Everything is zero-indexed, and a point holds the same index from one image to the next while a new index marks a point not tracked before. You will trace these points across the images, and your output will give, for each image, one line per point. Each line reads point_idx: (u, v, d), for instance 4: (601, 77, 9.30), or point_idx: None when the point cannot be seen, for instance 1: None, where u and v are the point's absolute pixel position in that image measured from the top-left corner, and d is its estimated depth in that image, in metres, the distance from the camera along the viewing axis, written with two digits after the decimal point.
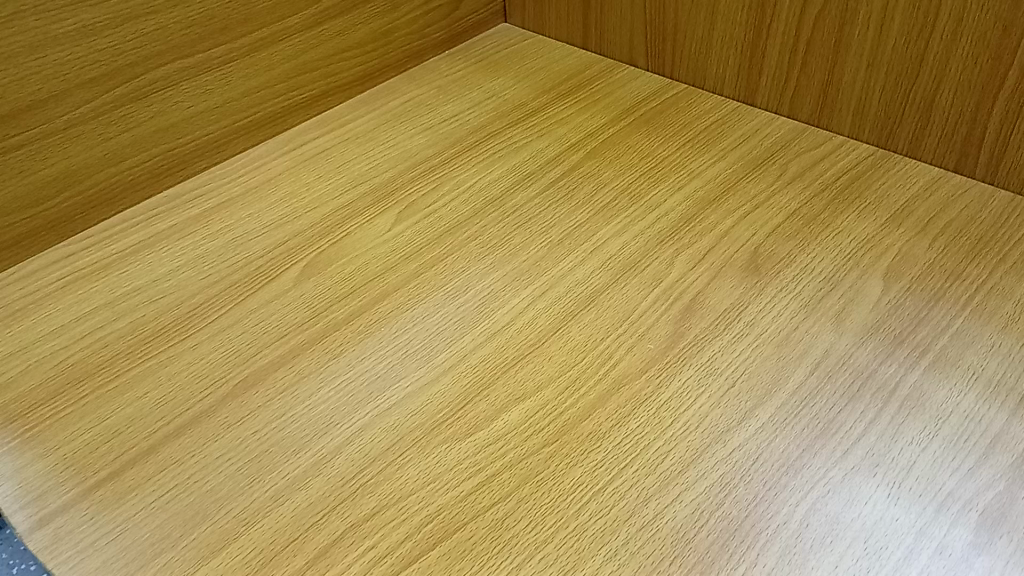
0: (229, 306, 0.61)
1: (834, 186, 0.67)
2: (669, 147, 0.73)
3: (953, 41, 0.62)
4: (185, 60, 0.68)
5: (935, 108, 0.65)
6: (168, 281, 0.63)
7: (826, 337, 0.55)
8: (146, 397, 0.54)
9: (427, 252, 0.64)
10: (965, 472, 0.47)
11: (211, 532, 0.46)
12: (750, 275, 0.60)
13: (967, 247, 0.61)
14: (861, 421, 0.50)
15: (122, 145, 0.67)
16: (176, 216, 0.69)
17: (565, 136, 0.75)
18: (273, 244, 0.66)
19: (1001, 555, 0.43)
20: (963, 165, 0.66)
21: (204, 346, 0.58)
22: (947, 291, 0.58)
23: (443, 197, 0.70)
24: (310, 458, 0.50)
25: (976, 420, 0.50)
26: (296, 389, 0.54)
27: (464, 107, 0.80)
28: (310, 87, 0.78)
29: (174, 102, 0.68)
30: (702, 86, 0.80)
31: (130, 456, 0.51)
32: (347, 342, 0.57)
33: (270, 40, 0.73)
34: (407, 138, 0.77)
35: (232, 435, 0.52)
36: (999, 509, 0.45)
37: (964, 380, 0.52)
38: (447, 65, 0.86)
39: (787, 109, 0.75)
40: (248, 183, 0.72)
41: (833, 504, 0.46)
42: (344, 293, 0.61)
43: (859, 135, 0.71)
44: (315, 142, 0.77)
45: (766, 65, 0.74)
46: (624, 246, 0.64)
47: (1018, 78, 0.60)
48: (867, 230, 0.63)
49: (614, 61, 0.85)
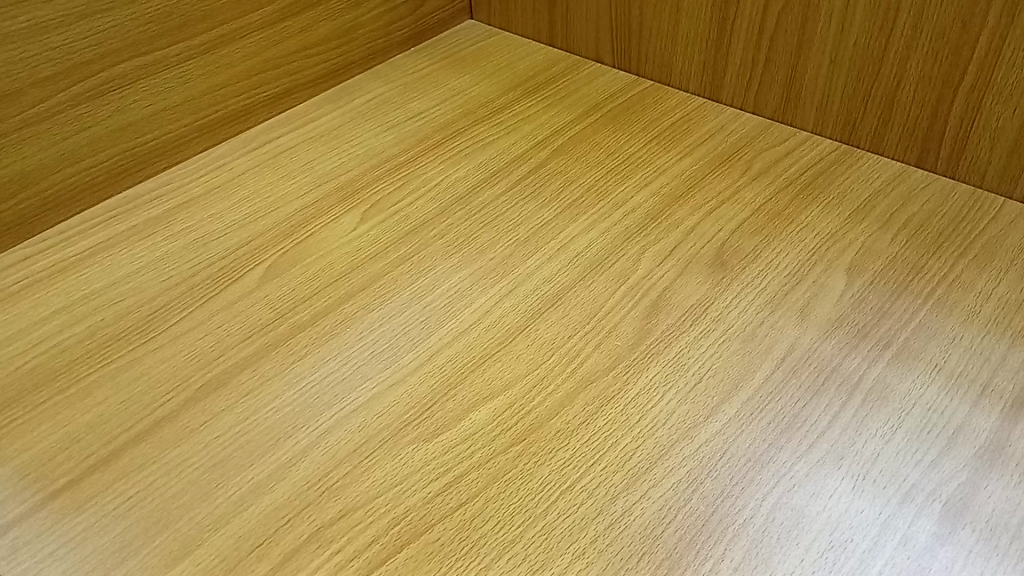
0: (192, 308, 0.59)
1: (798, 182, 0.68)
2: (635, 144, 0.73)
3: (914, 37, 0.62)
4: (143, 58, 0.66)
5: (897, 103, 0.66)
6: (128, 284, 0.62)
7: (791, 332, 0.55)
8: (106, 402, 0.53)
9: (393, 251, 0.64)
10: (928, 463, 0.47)
11: (173, 539, 0.46)
12: (717, 271, 0.60)
13: (929, 241, 0.62)
14: (826, 414, 0.50)
15: (79, 145, 0.65)
16: (136, 218, 0.68)
17: (532, 133, 0.75)
18: (236, 245, 0.65)
19: (964, 545, 0.44)
20: (924, 159, 0.67)
21: (165, 350, 0.56)
22: (909, 285, 0.58)
23: (410, 197, 0.69)
24: (276, 462, 0.49)
25: (938, 412, 0.50)
26: (259, 392, 0.53)
27: (431, 104, 0.80)
28: (273, 85, 0.77)
29: (132, 101, 0.67)
30: (668, 83, 0.80)
31: (89, 463, 0.50)
32: (312, 343, 0.57)
33: (231, 37, 0.72)
34: (373, 136, 0.76)
35: (194, 440, 0.51)
36: (962, 499, 0.46)
37: (926, 372, 0.52)
38: (413, 62, 0.86)
39: (752, 105, 0.75)
40: (211, 183, 0.71)
41: (799, 496, 0.46)
42: (309, 294, 0.60)
43: (822, 130, 0.72)
44: (279, 140, 0.76)
45: (731, 62, 0.74)
46: (591, 243, 0.64)
47: (978, 73, 0.61)
48: (831, 225, 0.63)
49: (581, 57, 0.85)
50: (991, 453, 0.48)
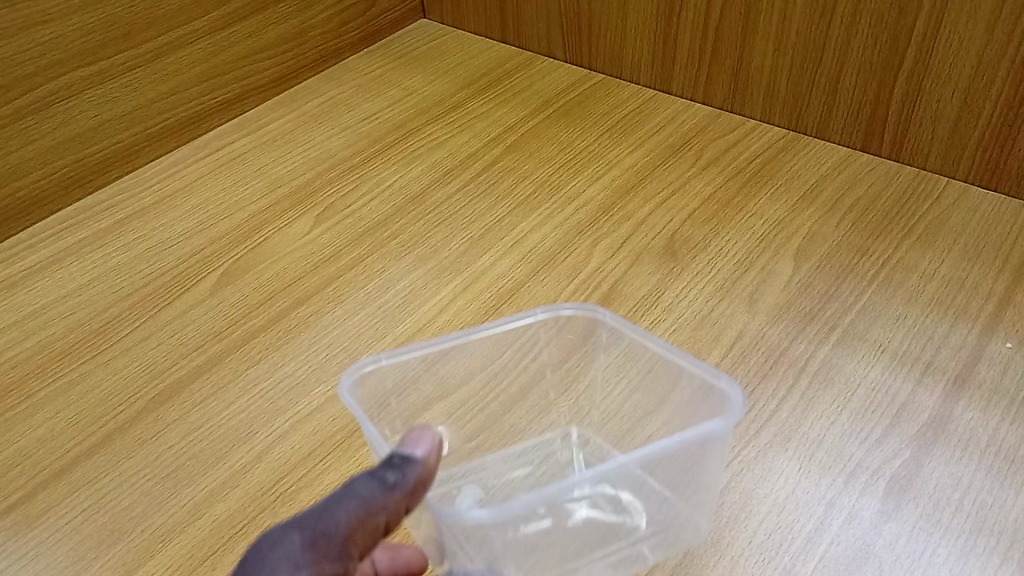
0: (144, 319, 0.59)
1: (747, 170, 0.69)
2: (587, 138, 0.74)
3: (853, 23, 0.63)
4: (87, 69, 0.66)
5: (841, 89, 0.67)
6: (78, 296, 0.61)
7: (740, 319, 0.56)
8: (57, 417, 0.53)
9: (348, 253, 0.64)
10: (873, 442, 0.48)
11: (128, 551, 0.45)
12: (667, 261, 0.61)
13: (874, 224, 0.63)
14: (773, 399, 0.51)
15: (26, 158, 0.64)
16: (87, 230, 0.67)
17: (484, 131, 0.76)
18: (189, 253, 0.65)
19: (907, 521, 0.45)
20: (870, 144, 0.68)
21: (118, 361, 0.56)
22: (854, 269, 0.59)
23: (363, 198, 0.69)
24: (229, 470, 0.49)
25: (883, 391, 0.51)
26: (213, 400, 0.53)
27: (384, 105, 0.80)
28: (223, 90, 0.77)
29: (78, 112, 0.66)
30: (619, 76, 0.80)
31: (41, 478, 0.49)
32: (266, 349, 0.56)
33: (178, 44, 0.71)
34: (326, 138, 0.76)
35: (147, 451, 0.50)
36: (906, 475, 0.47)
37: (871, 354, 0.53)
38: (366, 63, 0.86)
39: (701, 95, 0.76)
40: (163, 192, 0.71)
41: (747, 481, 0.47)
42: (262, 299, 0.60)
43: (770, 118, 0.73)
44: (231, 147, 0.75)
45: (679, 53, 0.75)
46: (544, 238, 0.64)
47: (916, 57, 0.62)
48: (778, 212, 0.64)
49: (533, 53, 0.85)
50: (934, 430, 0.49)
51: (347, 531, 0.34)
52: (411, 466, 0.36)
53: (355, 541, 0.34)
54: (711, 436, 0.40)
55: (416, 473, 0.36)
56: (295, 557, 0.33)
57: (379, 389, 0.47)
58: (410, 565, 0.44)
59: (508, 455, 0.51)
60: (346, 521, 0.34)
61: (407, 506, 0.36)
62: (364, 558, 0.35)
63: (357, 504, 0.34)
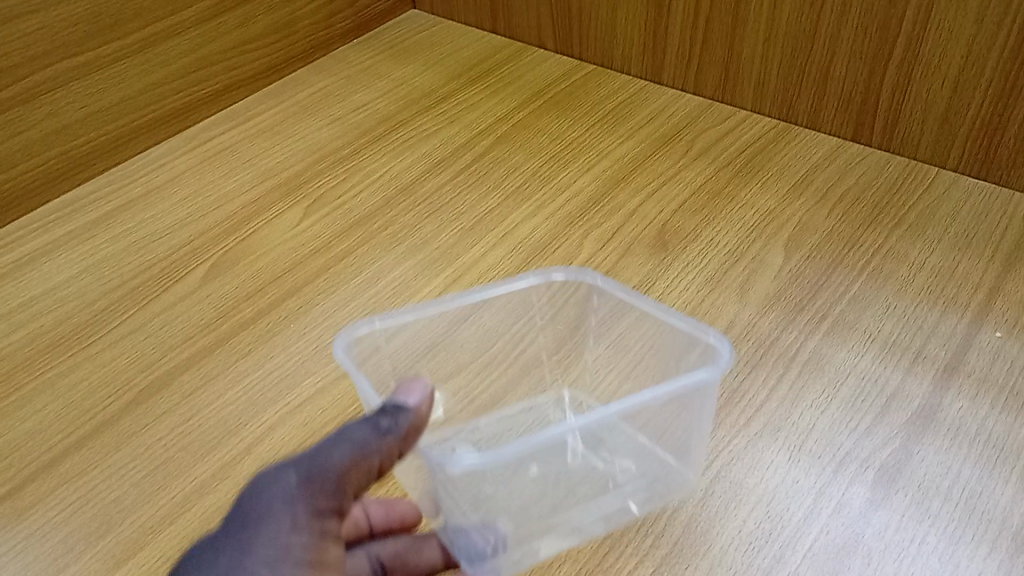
0: (132, 311, 0.59)
1: (738, 160, 0.69)
2: (578, 128, 0.74)
3: (844, 13, 0.63)
4: (73, 60, 0.65)
5: (831, 79, 0.67)
6: (66, 288, 0.61)
7: (731, 309, 0.56)
8: (45, 410, 0.52)
9: (338, 245, 0.64)
10: (862, 431, 0.48)
11: (116, 544, 0.45)
12: (658, 252, 0.61)
13: (864, 214, 0.63)
14: (763, 389, 0.51)
15: (12, 150, 0.64)
16: (74, 222, 0.67)
17: (475, 121, 0.75)
18: (178, 245, 0.64)
19: (896, 509, 0.45)
20: (860, 134, 0.68)
21: (106, 353, 0.56)
22: (845, 259, 0.59)
23: (353, 189, 0.69)
24: (218, 462, 0.49)
25: (872, 380, 0.51)
26: (202, 392, 0.53)
27: (374, 96, 0.79)
28: (212, 81, 0.76)
29: (65, 103, 0.66)
30: (610, 67, 0.80)
31: (29, 471, 0.49)
32: (255, 340, 0.56)
33: (166, 35, 0.71)
34: (316, 130, 0.76)
35: (136, 443, 0.50)
36: (895, 464, 0.47)
37: (861, 343, 0.53)
38: (355, 54, 0.86)
39: (692, 86, 0.76)
40: (151, 184, 0.70)
41: (736, 471, 0.47)
42: (251, 291, 0.60)
43: (761, 109, 0.73)
44: (220, 138, 0.75)
45: (670, 44, 0.75)
46: (535, 229, 0.64)
47: (906, 47, 0.61)
48: (769, 202, 0.64)
49: (524, 43, 0.85)
50: (923, 419, 0.49)
51: (340, 470, 0.35)
52: (403, 413, 0.37)
53: (349, 481, 0.36)
54: (699, 385, 0.41)
55: (409, 420, 0.37)
56: (290, 492, 0.35)
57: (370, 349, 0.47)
58: (404, 520, 0.46)
59: (491, 421, 0.51)
60: (339, 462, 0.35)
61: (400, 451, 0.37)
62: (360, 498, 0.37)
63: (349, 446, 0.36)
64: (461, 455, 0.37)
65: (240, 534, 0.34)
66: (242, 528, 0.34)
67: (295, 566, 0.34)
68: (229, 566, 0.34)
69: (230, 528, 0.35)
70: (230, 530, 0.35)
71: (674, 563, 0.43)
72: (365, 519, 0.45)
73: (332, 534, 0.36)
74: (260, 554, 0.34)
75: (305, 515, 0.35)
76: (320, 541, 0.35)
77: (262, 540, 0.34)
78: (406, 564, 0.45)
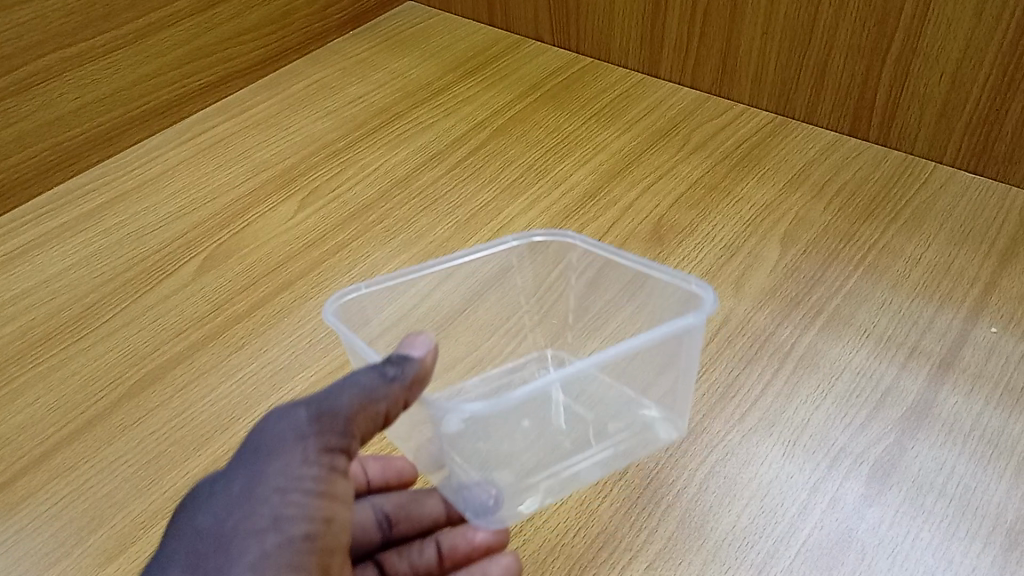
0: (125, 304, 0.59)
1: (735, 154, 0.68)
2: (575, 122, 0.73)
3: (841, 6, 0.62)
4: (66, 50, 0.65)
5: (828, 73, 0.66)
6: (59, 281, 0.61)
7: (726, 303, 0.56)
8: (37, 403, 0.52)
9: (332, 238, 0.63)
10: (857, 427, 0.48)
11: (108, 538, 0.45)
12: (654, 246, 0.61)
13: (861, 208, 0.63)
14: (758, 384, 0.51)
15: (5, 142, 0.63)
16: (67, 214, 0.66)
17: (471, 114, 0.75)
18: (171, 237, 0.64)
19: (890, 505, 0.45)
20: (857, 128, 0.68)
21: (99, 347, 0.56)
22: (841, 254, 0.59)
23: (348, 182, 0.69)
24: (211, 456, 0.49)
25: (867, 375, 0.51)
26: (195, 386, 0.53)
27: (370, 88, 0.79)
28: (207, 73, 0.76)
29: (58, 95, 0.65)
30: (607, 60, 0.80)
31: (21, 465, 0.49)
32: (249, 334, 0.56)
33: (160, 26, 0.70)
34: (311, 122, 0.75)
35: (128, 437, 0.50)
36: (889, 460, 0.47)
37: (856, 338, 0.53)
38: (351, 46, 0.85)
39: (689, 79, 0.75)
40: (145, 176, 0.70)
41: (730, 465, 0.47)
42: (245, 284, 0.60)
43: (758, 103, 0.72)
44: (215, 130, 0.75)
45: (667, 37, 0.74)
46: (530, 223, 0.63)
47: (904, 41, 0.61)
48: (766, 197, 0.64)
49: (521, 36, 0.85)
50: (918, 415, 0.49)
51: (348, 413, 0.36)
52: (409, 363, 0.37)
53: (357, 423, 0.36)
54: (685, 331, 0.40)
55: (415, 369, 0.36)
56: (300, 428, 0.35)
57: (359, 318, 0.47)
58: (400, 475, 0.47)
59: (477, 381, 0.52)
60: (347, 405, 0.36)
61: (406, 400, 0.37)
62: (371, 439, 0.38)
63: (357, 390, 0.35)
64: (465, 403, 0.36)
65: (252, 462, 0.36)
66: (254, 458, 0.36)
67: (304, 497, 0.35)
68: (243, 491, 0.35)
69: (243, 456, 0.36)
70: (244, 457, 0.36)
71: (667, 558, 0.43)
72: (364, 475, 0.46)
73: (342, 469, 0.37)
74: (272, 481, 0.35)
75: (315, 450, 0.35)
76: (329, 476, 0.36)
77: (273, 470, 0.35)
78: (409, 515, 0.46)
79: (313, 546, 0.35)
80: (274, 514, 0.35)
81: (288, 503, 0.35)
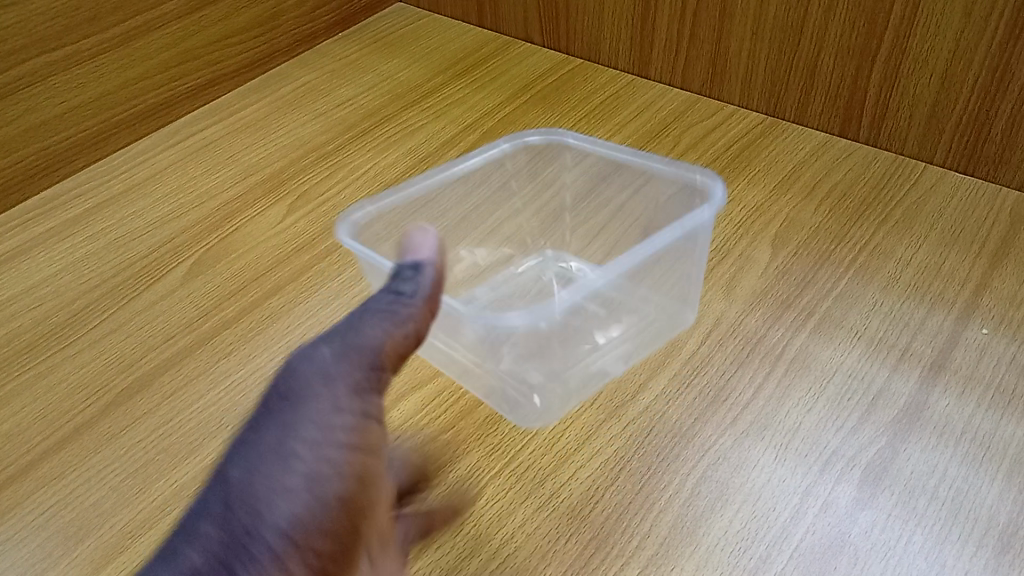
0: (113, 310, 0.58)
1: (725, 155, 0.68)
2: (565, 123, 0.73)
3: (831, 6, 0.62)
4: (52, 54, 0.64)
5: (818, 74, 0.66)
6: (45, 287, 0.60)
7: (718, 305, 0.56)
8: (23, 411, 0.52)
9: (321, 242, 0.63)
10: (849, 429, 0.48)
11: (95, 548, 0.45)
12: None
13: (853, 208, 0.63)
14: (750, 387, 0.51)
15: None
16: (54, 219, 0.66)
17: (461, 116, 0.75)
18: (159, 242, 0.63)
19: (883, 509, 0.44)
20: (847, 129, 0.68)
21: (85, 354, 0.55)
22: (832, 255, 0.59)
23: (337, 186, 0.68)
24: (200, 463, 0.48)
25: (859, 377, 0.51)
26: (182, 393, 0.52)
27: (359, 91, 0.79)
28: (194, 76, 0.75)
29: (44, 98, 0.65)
30: (597, 61, 0.80)
31: (6, 474, 0.48)
32: (238, 339, 0.56)
33: (146, 29, 0.70)
34: (300, 125, 0.75)
35: (116, 445, 0.50)
36: (881, 463, 0.46)
37: (848, 340, 0.53)
38: (340, 48, 0.85)
39: (679, 80, 0.75)
40: (132, 180, 0.69)
41: (722, 470, 0.47)
42: (234, 289, 0.59)
43: (748, 104, 0.72)
44: (203, 133, 0.74)
45: (657, 38, 0.74)
46: None
47: (894, 41, 0.61)
48: (756, 198, 0.64)
49: (510, 37, 0.84)
50: (910, 417, 0.49)
51: (374, 347, 0.34)
52: (421, 278, 0.38)
53: (385, 357, 0.35)
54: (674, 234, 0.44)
55: (428, 284, 0.38)
56: (329, 368, 0.34)
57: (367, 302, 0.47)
58: None
59: None
60: (374, 337, 0.35)
61: (424, 327, 0.37)
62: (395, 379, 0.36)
63: (382, 321, 0.35)
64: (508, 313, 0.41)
65: (285, 405, 0.33)
66: (287, 400, 0.33)
67: (339, 450, 0.33)
68: (272, 445, 0.32)
69: (273, 399, 0.33)
70: (271, 406, 0.33)
71: (660, 564, 0.43)
72: None
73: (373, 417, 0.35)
74: (304, 434, 0.32)
75: (347, 396, 0.33)
76: (364, 426, 0.34)
77: (307, 420, 0.32)
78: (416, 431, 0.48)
79: (348, 505, 0.33)
80: (309, 471, 0.32)
81: (321, 458, 0.32)
